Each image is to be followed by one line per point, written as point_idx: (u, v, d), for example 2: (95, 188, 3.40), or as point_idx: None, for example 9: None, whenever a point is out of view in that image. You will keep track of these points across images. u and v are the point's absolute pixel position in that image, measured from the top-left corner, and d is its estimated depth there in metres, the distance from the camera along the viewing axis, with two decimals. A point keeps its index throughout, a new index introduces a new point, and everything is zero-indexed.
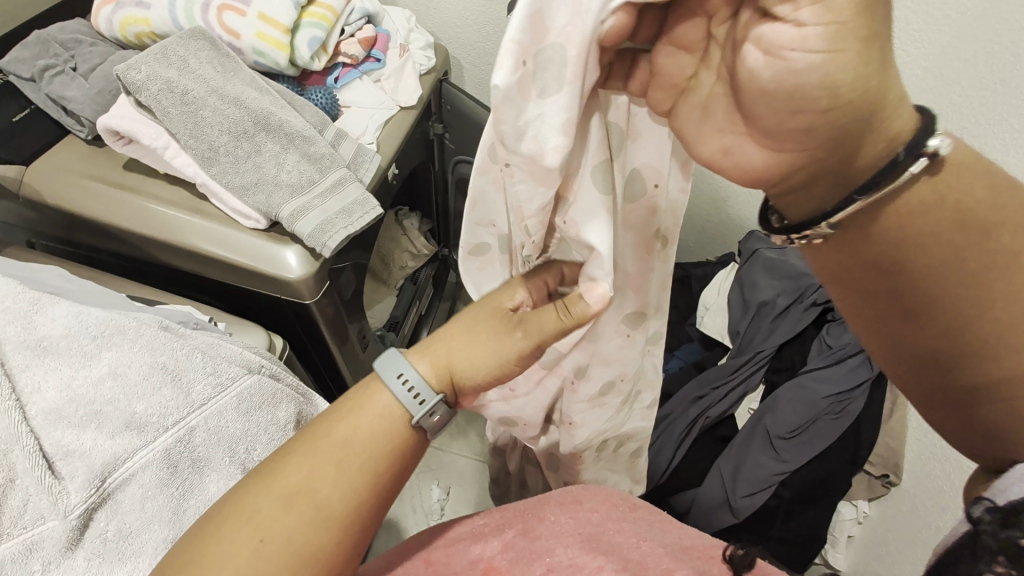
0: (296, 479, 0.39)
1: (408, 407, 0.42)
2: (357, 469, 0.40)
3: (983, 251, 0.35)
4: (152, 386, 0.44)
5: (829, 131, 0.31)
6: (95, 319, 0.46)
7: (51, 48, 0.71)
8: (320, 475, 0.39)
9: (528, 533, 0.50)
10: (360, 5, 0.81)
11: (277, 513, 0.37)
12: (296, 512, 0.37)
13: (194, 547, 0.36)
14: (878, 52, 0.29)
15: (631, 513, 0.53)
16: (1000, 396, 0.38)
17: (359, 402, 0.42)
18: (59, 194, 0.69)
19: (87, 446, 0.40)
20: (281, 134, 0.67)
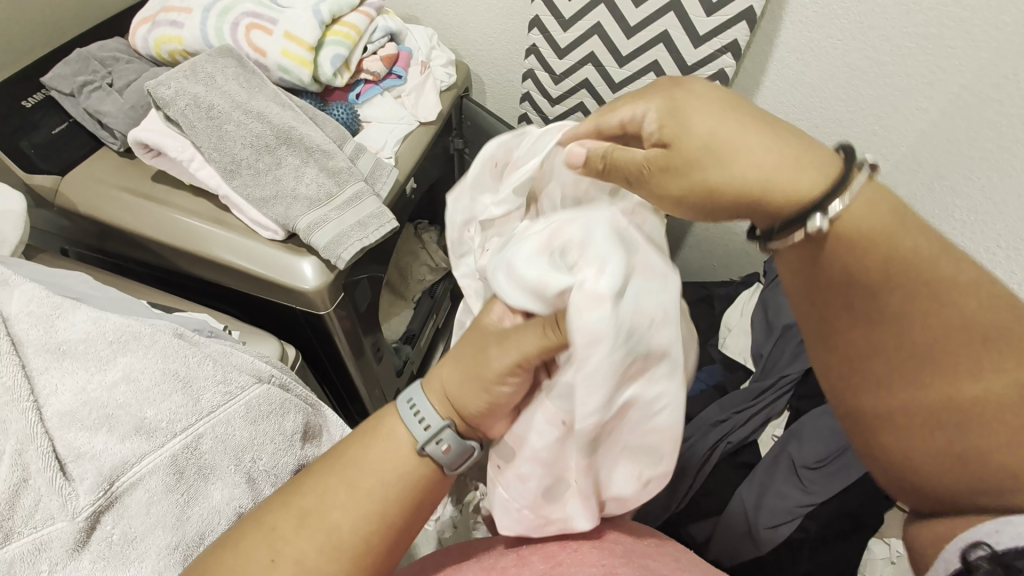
0: (312, 501, 0.41)
1: (415, 435, 0.42)
2: (364, 507, 0.41)
3: (915, 285, 0.37)
4: (163, 392, 0.45)
5: (727, 201, 0.38)
6: (112, 325, 0.47)
7: (90, 66, 0.75)
8: (332, 501, 0.41)
9: (550, 558, 0.47)
10: (383, 24, 0.83)
11: (290, 534, 0.40)
12: (308, 536, 0.40)
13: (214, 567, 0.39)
14: (749, 143, 0.37)
15: (652, 547, 0.50)
16: (900, 431, 0.39)
17: (378, 434, 0.43)
18: (90, 204, 0.72)
19: (98, 449, 0.41)
20: (301, 148, 0.68)
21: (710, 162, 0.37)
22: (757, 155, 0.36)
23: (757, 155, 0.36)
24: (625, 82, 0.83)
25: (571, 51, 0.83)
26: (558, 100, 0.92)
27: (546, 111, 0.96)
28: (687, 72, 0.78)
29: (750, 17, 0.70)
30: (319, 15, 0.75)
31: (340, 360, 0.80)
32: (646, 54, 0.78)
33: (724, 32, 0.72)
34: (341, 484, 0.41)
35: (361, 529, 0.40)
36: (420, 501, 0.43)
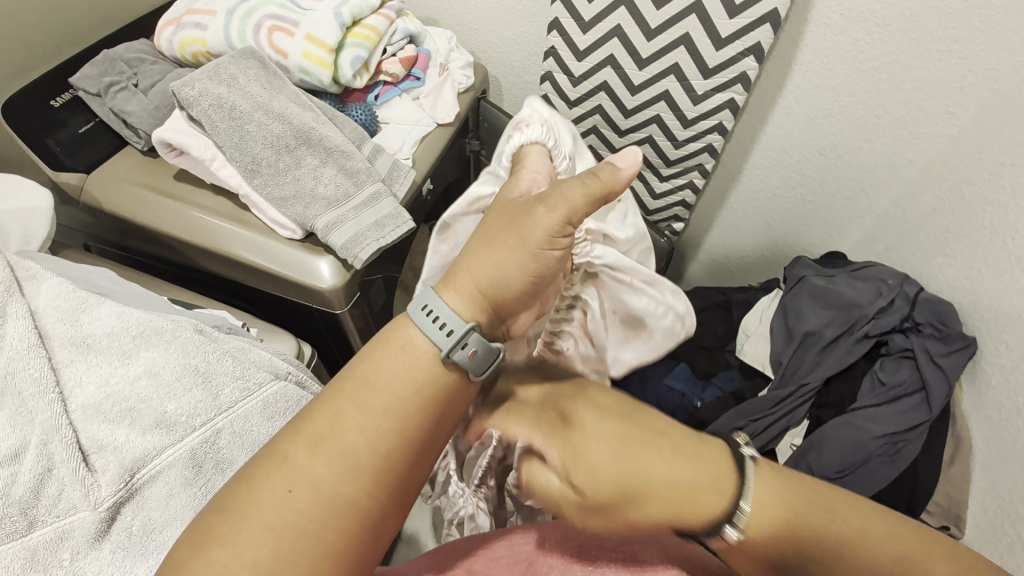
0: (325, 426, 0.40)
1: (437, 341, 0.40)
2: (382, 427, 0.39)
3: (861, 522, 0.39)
4: (183, 386, 0.46)
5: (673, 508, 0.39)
6: (135, 320, 0.48)
7: (116, 66, 0.77)
8: (347, 423, 0.39)
9: (570, 559, 0.48)
10: (403, 26, 0.84)
11: (304, 462, 0.38)
12: (324, 460, 0.38)
13: (240, 491, 0.38)
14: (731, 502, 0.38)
15: (680, 545, 0.48)
16: None
17: (391, 343, 0.42)
18: (114, 201, 0.73)
19: (120, 442, 0.42)
20: (321, 148, 0.69)
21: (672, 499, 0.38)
22: (670, 485, 0.38)
23: (666, 473, 0.38)
24: (644, 85, 0.83)
25: (590, 53, 0.82)
26: (576, 102, 0.92)
27: (563, 114, 0.95)
28: (707, 75, 0.77)
29: (773, 19, 0.69)
30: (340, 17, 0.76)
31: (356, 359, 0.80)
32: (666, 57, 0.78)
33: (748, 34, 0.71)
34: (354, 405, 0.40)
35: (375, 441, 0.39)
36: (444, 413, 0.42)
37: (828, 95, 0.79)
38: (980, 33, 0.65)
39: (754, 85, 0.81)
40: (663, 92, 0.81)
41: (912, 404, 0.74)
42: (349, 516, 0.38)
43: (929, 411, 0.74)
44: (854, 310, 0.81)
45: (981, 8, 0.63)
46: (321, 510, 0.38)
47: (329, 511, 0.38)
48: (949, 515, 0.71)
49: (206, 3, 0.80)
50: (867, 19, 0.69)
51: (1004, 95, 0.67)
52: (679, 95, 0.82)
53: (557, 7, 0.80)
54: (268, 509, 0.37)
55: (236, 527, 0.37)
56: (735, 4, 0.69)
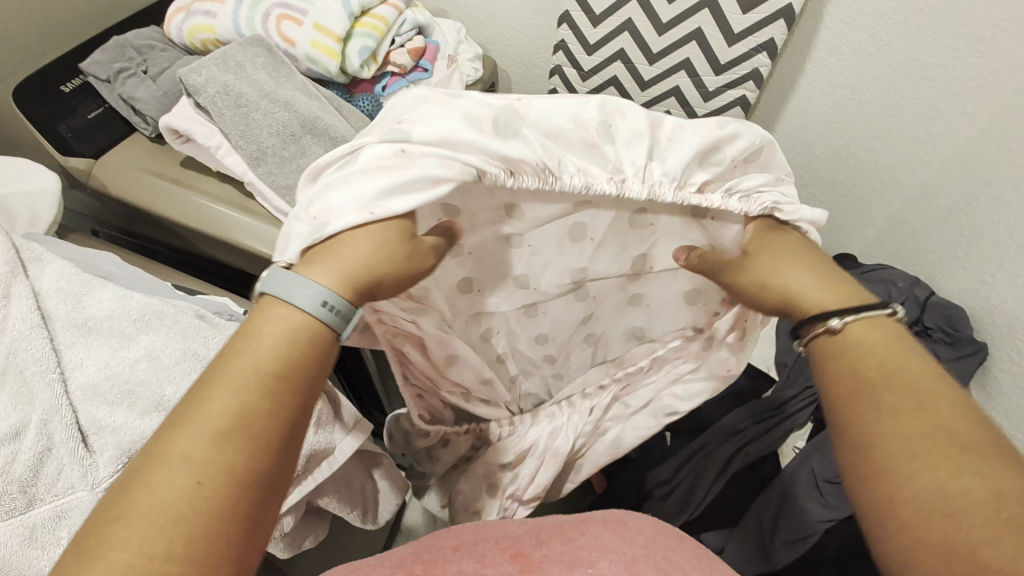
0: (219, 407, 0.32)
1: (334, 323, 0.37)
2: (289, 398, 0.34)
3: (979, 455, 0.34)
4: (182, 371, 0.46)
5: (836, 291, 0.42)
6: (136, 304, 0.48)
7: (126, 52, 0.77)
8: (246, 399, 0.32)
9: (568, 540, 0.45)
10: (412, 17, 0.83)
11: (202, 449, 0.30)
12: (226, 443, 0.31)
13: (112, 499, 0.29)
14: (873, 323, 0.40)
15: (675, 542, 0.47)
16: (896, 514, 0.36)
17: (272, 317, 0.36)
18: (121, 187, 0.74)
19: (118, 424, 0.43)
20: (326, 137, 0.68)
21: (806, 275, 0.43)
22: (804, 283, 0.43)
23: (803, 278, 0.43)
24: (655, 80, 0.82)
25: (601, 47, 0.81)
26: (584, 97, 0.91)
27: None
28: (719, 71, 0.76)
29: (787, 15, 0.68)
30: (349, 7, 0.76)
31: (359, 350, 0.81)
32: (677, 52, 0.77)
33: (762, 30, 0.70)
34: (247, 380, 0.33)
35: (279, 416, 0.33)
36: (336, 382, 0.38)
37: (844, 94, 0.78)
38: (1001, 32, 0.63)
39: (767, 81, 0.79)
40: (673, 87, 0.80)
41: None
42: (259, 502, 0.31)
43: None
44: None
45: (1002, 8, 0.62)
46: (228, 498, 0.30)
47: (240, 497, 0.31)
48: None
49: None
50: (884, 17, 0.69)
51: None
52: (689, 91, 0.81)
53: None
54: (161, 510, 0.29)
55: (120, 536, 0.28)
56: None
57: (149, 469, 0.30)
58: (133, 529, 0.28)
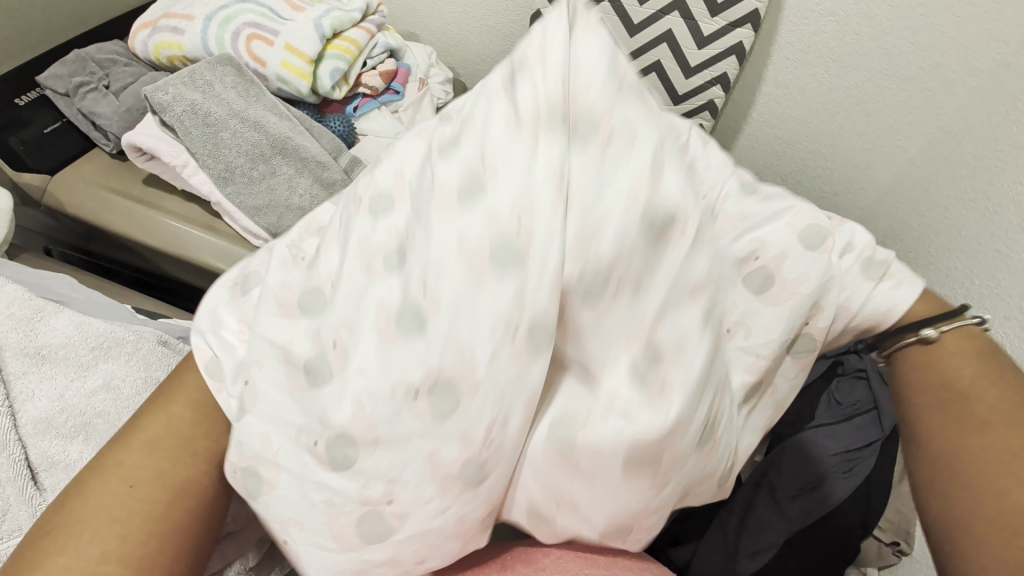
0: (156, 429, 0.39)
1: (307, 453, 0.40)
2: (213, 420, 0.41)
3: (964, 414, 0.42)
4: (144, 401, 0.43)
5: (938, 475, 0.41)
6: (96, 330, 0.45)
7: (87, 66, 0.75)
8: (179, 420, 0.40)
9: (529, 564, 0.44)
10: (383, 40, 0.86)
11: (140, 460, 0.38)
12: (160, 456, 0.38)
13: (60, 511, 0.36)
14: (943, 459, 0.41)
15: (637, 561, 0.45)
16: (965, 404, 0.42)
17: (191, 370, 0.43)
18: (78, 204, 0.71)
19: (73, 458, 0.39)
20: (296, 158, 0.68)
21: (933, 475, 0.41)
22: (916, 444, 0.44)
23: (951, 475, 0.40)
24: None
25: None
26: None
27: None
28: (677, 101, 0.81)
29: (737, 52, 0.73)
30: (321, 29, 0.77)
31: None
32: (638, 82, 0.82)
33: (715, 65, 0.75)
34: (183, 405, 0.41)
35: (206, 429, 0.41)
36: None
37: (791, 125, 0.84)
38: (925, 74, 0.70)
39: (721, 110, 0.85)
40: None
41: (866, 421, 0.75)
42: (187, 503, 0.38)
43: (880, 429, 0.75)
44: None
45: (927, 52, 0.68)
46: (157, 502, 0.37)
47: (167, 498, 0.37)
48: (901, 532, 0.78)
49: (184, 8, 0.79)
50: (825, 56, 0.74)
51: (947, 132, 0.71)
52: None
53: None
54: (104, 510, 0.36)
55: (73, 531, 0.35)
56: (703, 35, 0.73)
57: (71, 518, 0.35)
58: (78, 526, 0.35)
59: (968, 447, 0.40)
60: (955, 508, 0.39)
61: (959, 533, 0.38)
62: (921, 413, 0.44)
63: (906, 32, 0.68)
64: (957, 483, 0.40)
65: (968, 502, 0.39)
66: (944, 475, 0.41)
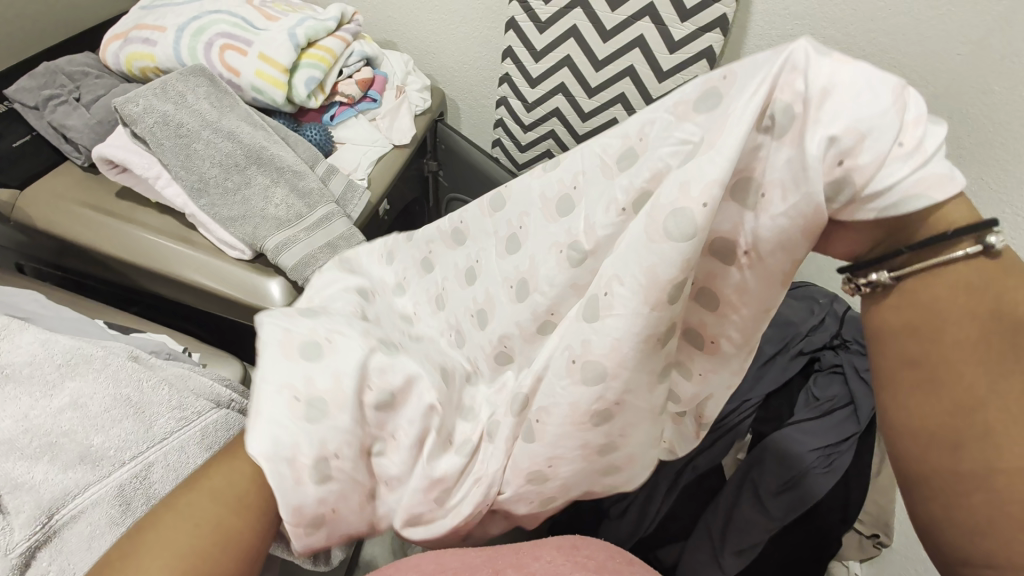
0: (219, 478, 0.38)
1: None
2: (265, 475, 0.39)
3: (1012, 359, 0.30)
4: (113, 418, 0.42)
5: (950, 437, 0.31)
6: (62, 347, 0.44)
7: (58, 79, 0.73)
8: (239, 474, 0.39)
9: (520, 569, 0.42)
10: (359, 49, 0.86)
11: (200, 507, 0.37)
12: (219, 506, 0.37)
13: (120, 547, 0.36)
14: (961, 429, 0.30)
15: (624, 566, 0.45)
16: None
17: None
18: (49, 219, 0.69)
19: (37, 480, 0.38)
20: (272, 168, 0.68)
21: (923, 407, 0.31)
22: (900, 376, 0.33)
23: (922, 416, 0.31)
24: (594, 111, 0.88)
25: (542, 81, 0.88)
26: (530, 127, 0.96)
27: (519, 138, 0.99)
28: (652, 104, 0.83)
29: (708, 56, 0.75)
30: (295, 38, 0.77)
31: None
32: (613, 86, 0.83)
33: (687, 68, 0.77)
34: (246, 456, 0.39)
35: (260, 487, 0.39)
36: None
37: None
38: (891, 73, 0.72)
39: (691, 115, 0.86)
40: (612, 117, 0.86)
41: (843, 416, 0.76)
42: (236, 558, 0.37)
43: (856, 424, 0.76)
44: (789, 328, 0.85)
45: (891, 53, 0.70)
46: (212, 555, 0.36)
47: (219, 552, 0.36)
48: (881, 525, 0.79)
49: (156, 19, 0.78)
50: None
51: None
52: None
53: (511, 37, 0.85)
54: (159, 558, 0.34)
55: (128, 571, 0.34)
56: (675, 40, 0.75)
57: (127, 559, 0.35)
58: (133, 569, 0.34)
59: (984, 399, 0.30)
60: (942, 466, 0.31)
61: (950, 498, 0.30)
62: (921, 352, 0.32)
63: (870, 35, 0.70)
64: (954, 434, 0.30)
65: (973, 466, 0.30)
66: (936, 432, 0.31)
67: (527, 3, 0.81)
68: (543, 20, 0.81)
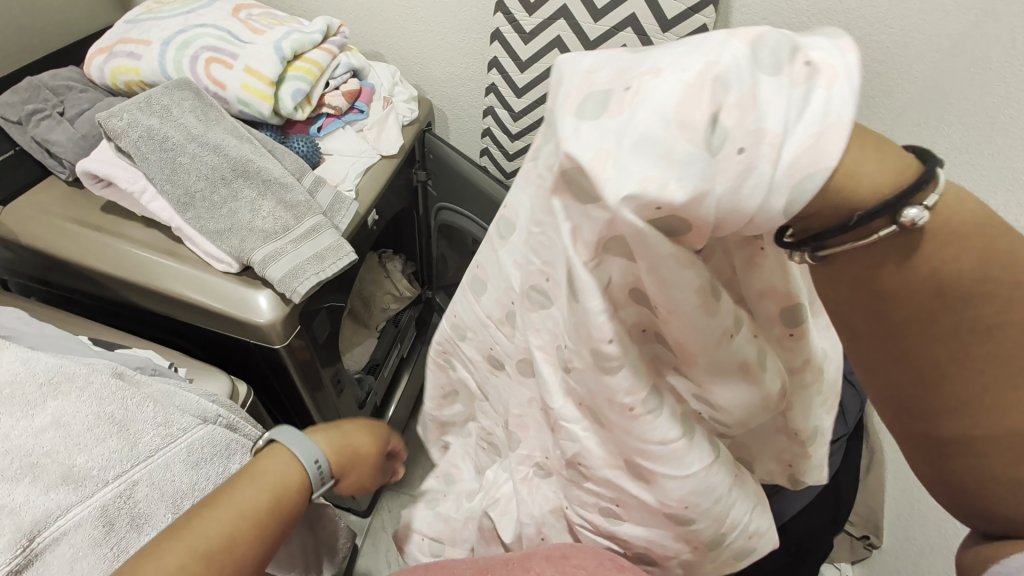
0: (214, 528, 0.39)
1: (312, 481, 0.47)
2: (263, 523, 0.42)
3: (960, 322, 0.30)
4: (96, 437, 0.41)
5: (920, 404, 0.33)
6: (44, 366, 0.43)
7: (41, 94, 0.73)
8: (237, 524, 0.40)
9: None
10: (345, 60, 0.87)
11: (198, 557, 0.38)
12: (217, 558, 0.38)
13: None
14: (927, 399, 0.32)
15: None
16: (973, 314, 0.30)
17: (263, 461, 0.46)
18: (34, 235, 0.69)
19: (18, 502, 0.37)
20: (259, 180, 0.68)
21: (888, 373, 0.33)
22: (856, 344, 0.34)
23: (884, 385, 0.34)
24: None
25: (529, 91, 0.90)
26: (517, 135, 0.98)
27: (506, 146, 1.01)
28: None
29: None
30: (281, 51, 0.77)
31: (299, 395, 0.78)
32: None
33: None
34: (245, 505, 0.42)
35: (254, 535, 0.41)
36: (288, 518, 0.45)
37: None
38: None
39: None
40: None
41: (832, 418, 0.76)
42: None
43: (846, 425, 0.76)
44: None
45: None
46: None
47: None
48: (869, 525, 0.81)
49: (141, 32, 0.78)
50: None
51: None
52: None
53: (496, 48, 0.88)
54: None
55: None
56: None
57: None
58: None
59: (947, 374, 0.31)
60: (921, 433, 0.33)
61: (941, 458, 0.33)
62: (875, 331, 0.32)
63: None
64: (922, 407, 0.33)
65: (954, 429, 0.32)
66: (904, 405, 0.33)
67: (511, 14, 0.83)
68: (527, 31, 0.84)
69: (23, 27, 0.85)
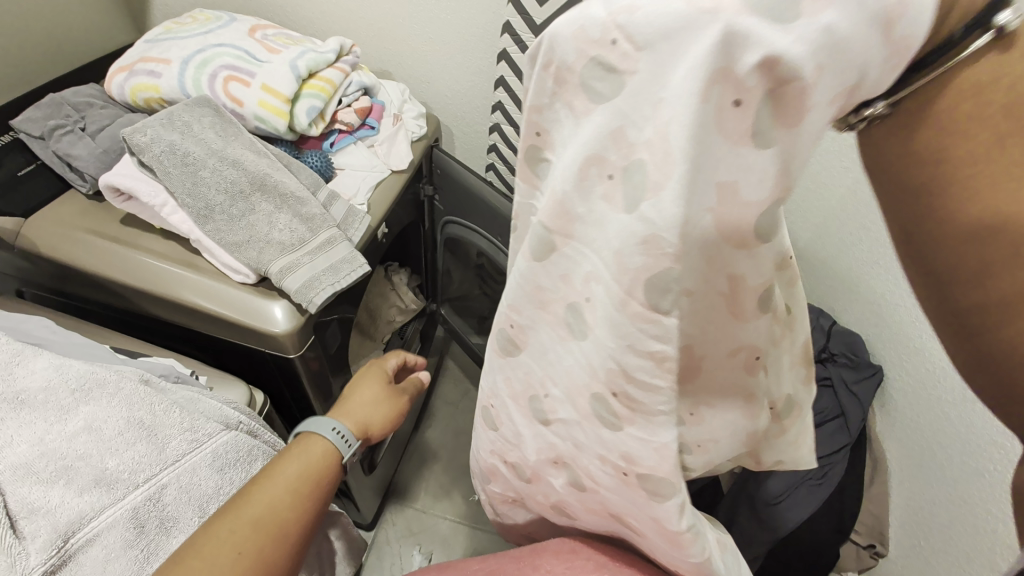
0: (260, 508, 0.43)
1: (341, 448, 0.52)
2: (303, 501, 0.46)
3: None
4: (127, 441, 0.42)
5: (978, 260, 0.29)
6: (76, 372, 0.44)
7: (63, 110, 0.75)
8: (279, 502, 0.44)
9: None
10: (357, 79, 0.89)
11: (247, 534, 0.41)
12: (264, 532, 0.42)
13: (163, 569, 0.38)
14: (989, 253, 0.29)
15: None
16: None
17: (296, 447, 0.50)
18: (55, 246, 0.70)
19: (53, 504, 0.38)
20: (276, 194, 0.70)
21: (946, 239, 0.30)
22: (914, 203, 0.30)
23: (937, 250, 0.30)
24: None
25: None
26: None
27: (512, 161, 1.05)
28: None
29: None
30: (297, 69, 0.80)
31: (310, 405, 0.79)
32: None
33: None
34: (283, 484, 0.46)
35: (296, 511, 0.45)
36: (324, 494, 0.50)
37: None
38: None
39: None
40: None
41: (834, 428, 0.79)
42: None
43: (848, 434, 0.79)
44: None
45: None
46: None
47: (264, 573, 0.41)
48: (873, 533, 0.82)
49: (161, 52, 0.81)
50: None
51: None
52: None
53: (504, 67, 0.91)
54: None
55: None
56: None
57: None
58: None
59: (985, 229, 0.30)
60: (971, 300, 0.31)
61: (975, 337, 0.32)
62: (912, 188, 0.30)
63: None
64: (979, 263, 0.29)
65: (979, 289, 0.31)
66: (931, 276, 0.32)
67: (517, 35, 0.86)
68: None
69: (36, 55, 0.89)
